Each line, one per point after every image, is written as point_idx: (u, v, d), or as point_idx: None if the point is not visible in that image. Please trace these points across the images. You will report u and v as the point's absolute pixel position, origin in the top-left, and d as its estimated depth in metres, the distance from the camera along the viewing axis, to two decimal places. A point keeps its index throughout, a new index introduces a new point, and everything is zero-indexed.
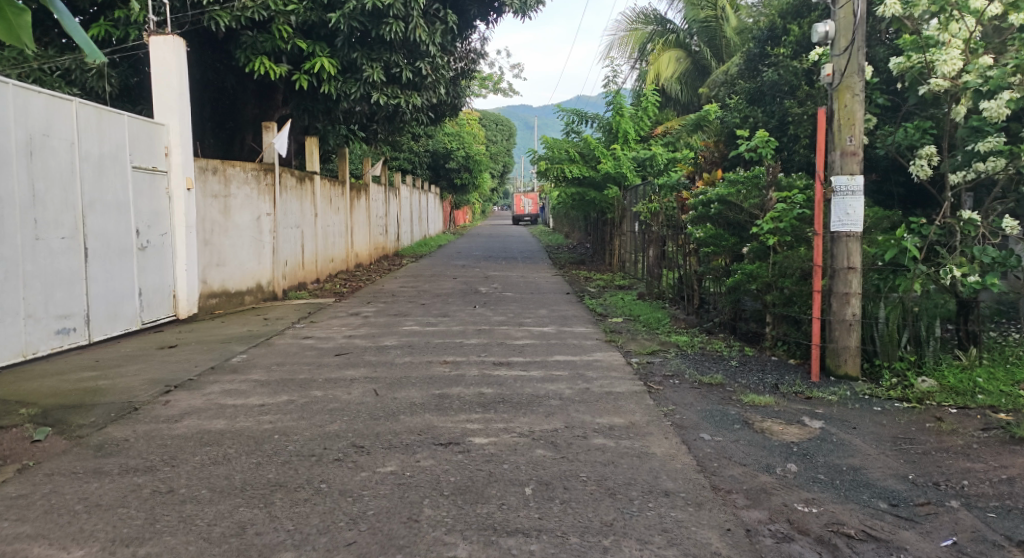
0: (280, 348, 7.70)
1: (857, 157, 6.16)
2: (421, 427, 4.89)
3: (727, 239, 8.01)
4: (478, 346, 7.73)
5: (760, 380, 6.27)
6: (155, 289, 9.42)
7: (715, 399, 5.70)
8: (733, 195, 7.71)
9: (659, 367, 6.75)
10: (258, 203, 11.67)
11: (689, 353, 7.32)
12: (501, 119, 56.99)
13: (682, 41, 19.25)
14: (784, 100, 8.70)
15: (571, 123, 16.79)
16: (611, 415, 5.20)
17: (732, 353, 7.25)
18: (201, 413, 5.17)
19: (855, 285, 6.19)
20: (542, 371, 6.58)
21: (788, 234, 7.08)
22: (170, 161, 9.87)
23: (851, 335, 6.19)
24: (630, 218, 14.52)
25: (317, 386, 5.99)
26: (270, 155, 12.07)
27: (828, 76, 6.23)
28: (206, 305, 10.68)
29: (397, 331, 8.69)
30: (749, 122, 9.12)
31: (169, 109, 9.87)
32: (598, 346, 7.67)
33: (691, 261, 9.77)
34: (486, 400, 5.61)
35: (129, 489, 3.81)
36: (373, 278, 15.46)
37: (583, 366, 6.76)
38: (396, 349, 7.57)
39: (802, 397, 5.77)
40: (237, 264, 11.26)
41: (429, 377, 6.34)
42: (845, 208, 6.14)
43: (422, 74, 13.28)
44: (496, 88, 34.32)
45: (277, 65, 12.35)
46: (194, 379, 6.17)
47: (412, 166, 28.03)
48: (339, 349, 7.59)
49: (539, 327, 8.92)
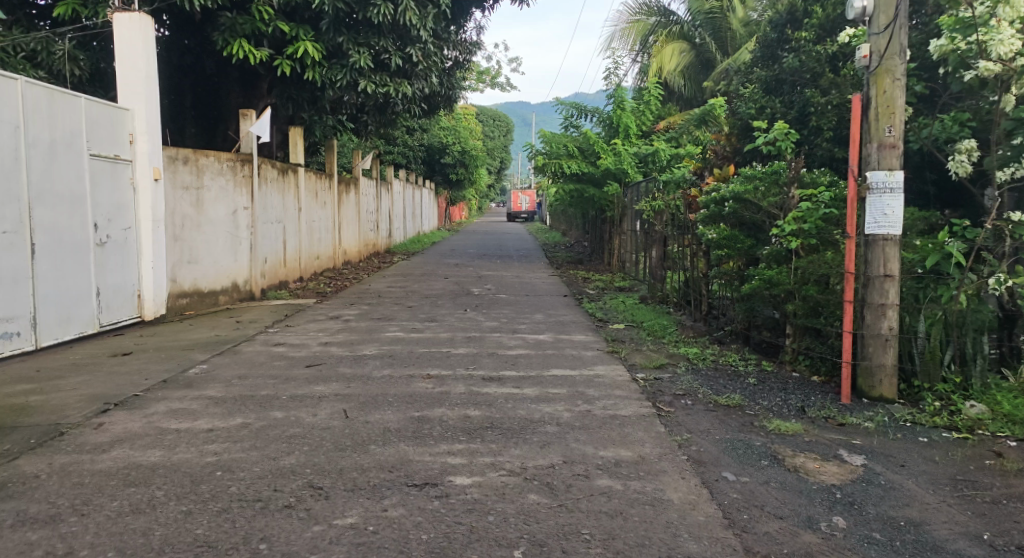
0: (246, 357, 6.94)
1: (897, 150, 5.40)
2: (393, 462, 4.14)
3: (742, 241, 7.21)
4: (467, 357, 6.97)
5: (783, 401, 5.52)
6: (115, 288, 8.72)
7: (734, 425, 4.95)
8: (750, 192, 6.94)
9: (668, 384, 6.01)
10: (234, 196, 10.88)
11: (701, 368, 6.56)
12: (499, 115, 56.31)
13: (685, 33, 18.53)
14: (806, 89, 7.99)
15: (570, 117, 16.09)
16: (616, 447, 4.46)
17: (749, 369, 6.49)
18: (136, 441, 4.42)
19: (892, 295, 5.45)
20: (537, 389, 5.82)
21: (812, 236, 6.32)
22: (135, 149, 9.14)
23: (886, 352, 5.45)
24: (631, 217, 13.78)
25: (279, 406, 5.23)
26: (249, 144, 11.29)
27: (865, 58, 5.47)
28: (175, 306, 9.91)
29: (379, 338, 7.93)
30: (765, 113, 8.40)
31: (134, 94, 9.14)
32: (598, 360, 6.91)
33: (698, 264, 9.09)
34: (473, 425, 4.85)
35: (18, 551, 3.10)
36: (361, 277, 14.71)
37: (583, 383, 6.01)
38: (374, 360, 6.81)
39: (834, 424, 5.01)
40: (211, 261, 10.48)
41: (411, 395, 5.59)
42: (882, 208, 5.40)
43: (412, 61, 12.56)
44: (493, 82, 33.63)
45: (258, 49, 11.53)
46: (140, 396, 5.42)
47: (408, 161, 27.24)
48: (312, 359, 6.84)
49: (534, 335, 8.16)
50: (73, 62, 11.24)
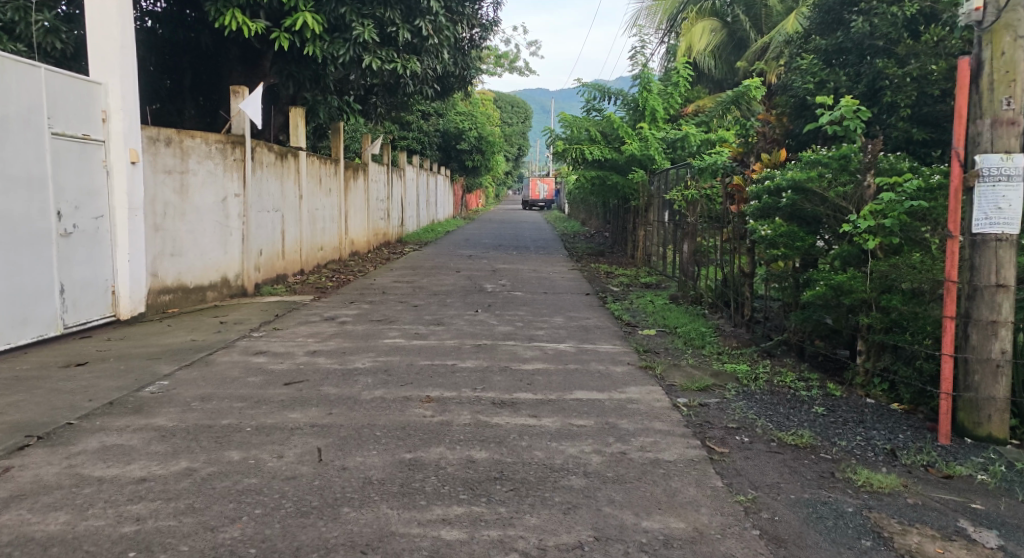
0: (219, 370, 5.93)
1: (1017, 127, 4.28)
2: (371, 537, 3.16)
3: (802, 238, 5.96)
4: (475, 373, 5.91)
5: (866, 441, 4.42)
6: (82, 284, 7.78)
7: (810, 479, 3.86)
8: (814, 180, 5.78)
9: (717, 414, 4.94)
10: (224, 182, 9.88)
11: (755, 392, 5.46)
12: (516, 102, 55.16)
13: (716, 10, 17.18)
14: (878, 59, 7.14)
15: (592, 100, 14.92)
16: (662, 512, 3.45)
17: (813, 394, 5.38)
18: (39, 498, 3.41)
19: (1006, 311, 4.35)
20: (558, 419, 4.77)
21: (894, 234, 5.22)
22: (108, 128, 8.16)
23: (998, 382, 4.36)
24: (659, 206, 12.68)
25: (239, 442, 4.20)
26: (241, 124, 10.23)
27: (977, 11, 4.33)
28: (156, 303, 8.96)
29: (376, 346, 6.90)
30: (827, 88, 7.43)
31: (107, 66, 8.15)
32: (629, 379, 5.83)
33: (739, 262, 8.05)
34: (478, 475, 3.82)
35: None
36: (367, 270, 13.75)
37: (614, 411, 4.95)
38: (365, 377, 5.78)
39: (940, 476, 3.93)
40: (197, 254, 9.50)
41: (405, 427, 4.56)
42: (996, 200, 4.29)
43: (422, 35, 11.56)
44: (511, 66, 32.50)
45: (253, 20, 10.44)
46: (74, 426, 4.44)
47: (424, 147, 26.10)
48: (294, 374, 5.82)
49: (553, 345, 7.08)
50: (54, 35, 10.18)
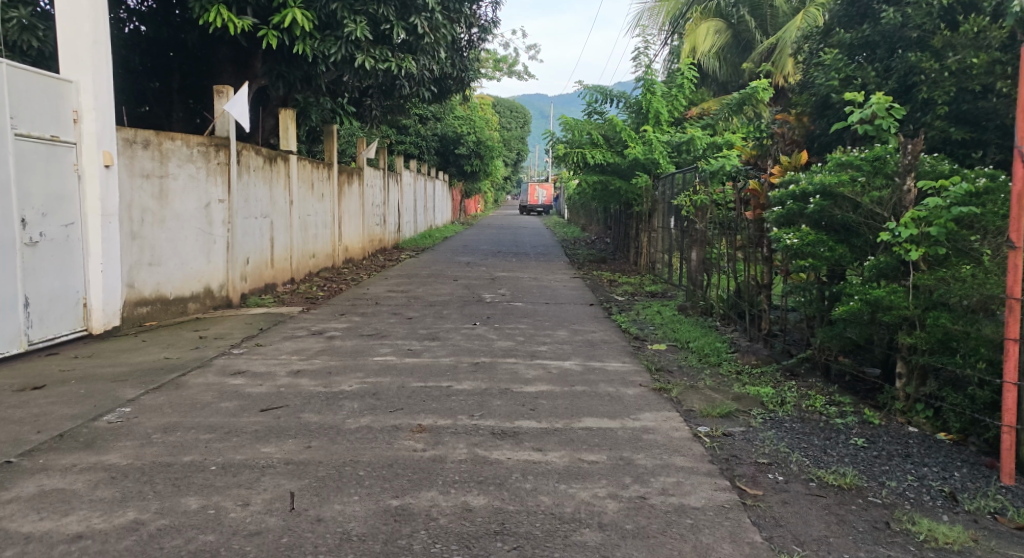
0: (190, 393, 5.37)
1: None
2: None
3: (832, 247, 5.40)
4: (473, 397, 5.34)
5: (918, 480, 3.88)
6: (50, 297, 7.24)
7: (863, 532, 3.35)
8: (846, 184, 5.24)
9: (744, 446, 4.38)
10: (207, 187, 9.32)
11: (784, 419, 4.91)
12: (514, 107, 54.67)
13: (721, 10, 16.66)
14: (910, 53, 6.72)
15: (593, 103, 14.43)
16: None
17: (848, 422, 4.82)
18: None
19: None
20: (567, 453, 4.22)
21: (940, 244, 4.67)
22: (80, 129, 7.62)
23: None
24: (664, 211, 12.14)
25: (200, 486, 3.64)
26: (224, 125, 9.65)
27: None
28: (132, 315, 8.41)
29: (365, 364, 6.33)
30: (855, 84, 6.99)
31: (78, 63, 7.61)
32: (643, 403, 5.26)
33: (753, 271, 7.50)
34: (475, 529, 3.28)
35: None
36: (361, 279, 13.18)
37: (628, 443, 4.40)
38: (351, 402, 5.22)
39: (1012, 527, 3.41)
40: (178, 263, 8.95)
41: (393, 465, 4.00)
42: None
43: (418, 33, 11.03)
44: (509, 70, 31.96)
45: (239, 17, 9.89)
46: (11, 465, 3.88)
47: (421, 152, 25.54)
48: (272, 399, 5.25)
49: (557, 362, 6.51)
50: (29, 33, 9.45)
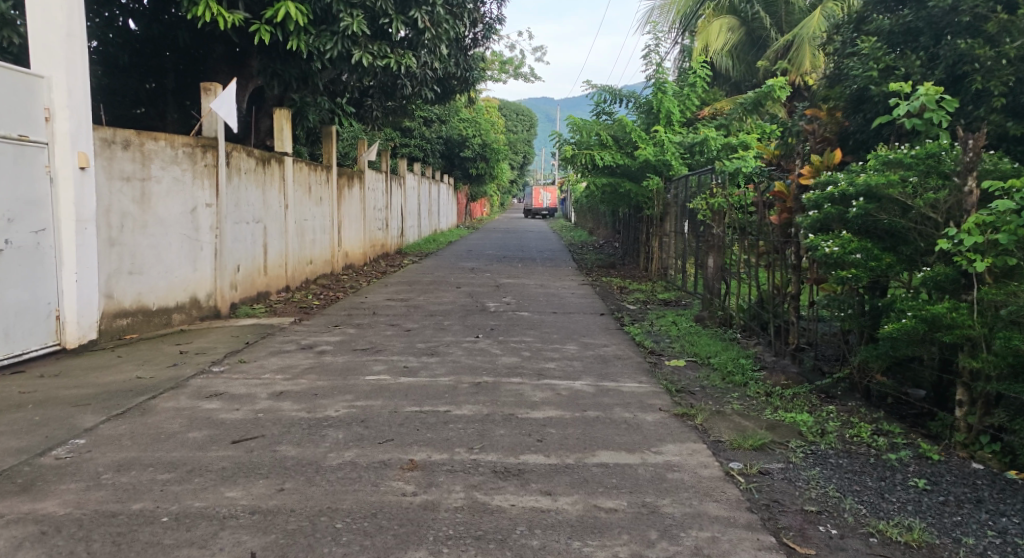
0: (157, 420, 4.77)
1: None
2: None
3: (879, 255, 4.77)
4: (473, 426, 4.74)
5: (999, 535, 3.28)
6: (18, 309, 6.70)
7: None
8: (896, 185, 4.64)
9: (787, 490, 3.77)
10: (193, 190, 8.75)
11: (828, 454, 4.29)
12: (520, 110, 54.12)
13: (735, 6, 15.95)
14: (961, 39, 6.22)
15: (601, 103, 13.70)
16: None
17: (902, 457, 4.20)
18: None
19: None
20: (579, 498, 3.63)
21: (1012, 254, 4.05)
22: (52, 129, 7.06)
23: None
24: (677, 216, 11.52)
25: (144, 545, 3.10)
26: (211, 124, 9.06)
27: None
28: (111, 328, 7.85)
29: (356, 385, 5.73)
30: (895, 74, 6.43)
31: (50, 58, 7.05)
32: (665, 433, 4.65)
33: (776, 281, 6.88)
34: None
35: None
36: (359, 286, 12.55)
37: (652, 485, 3.80)
38: (335, 431, 4.62)
39: None
40: (161, 271, 8.39)
41: (376, 515, 3.40)
42: None
43: (419, 28, 10.46)
44: (516, 71, 31.30)
45: (229, 11, 9.28)
46: None
47: (424, 155, 24.89)
48: (247, 428, 4.65)
49: (567, 383, 5.88)
50: (9, 28, 8.77)
